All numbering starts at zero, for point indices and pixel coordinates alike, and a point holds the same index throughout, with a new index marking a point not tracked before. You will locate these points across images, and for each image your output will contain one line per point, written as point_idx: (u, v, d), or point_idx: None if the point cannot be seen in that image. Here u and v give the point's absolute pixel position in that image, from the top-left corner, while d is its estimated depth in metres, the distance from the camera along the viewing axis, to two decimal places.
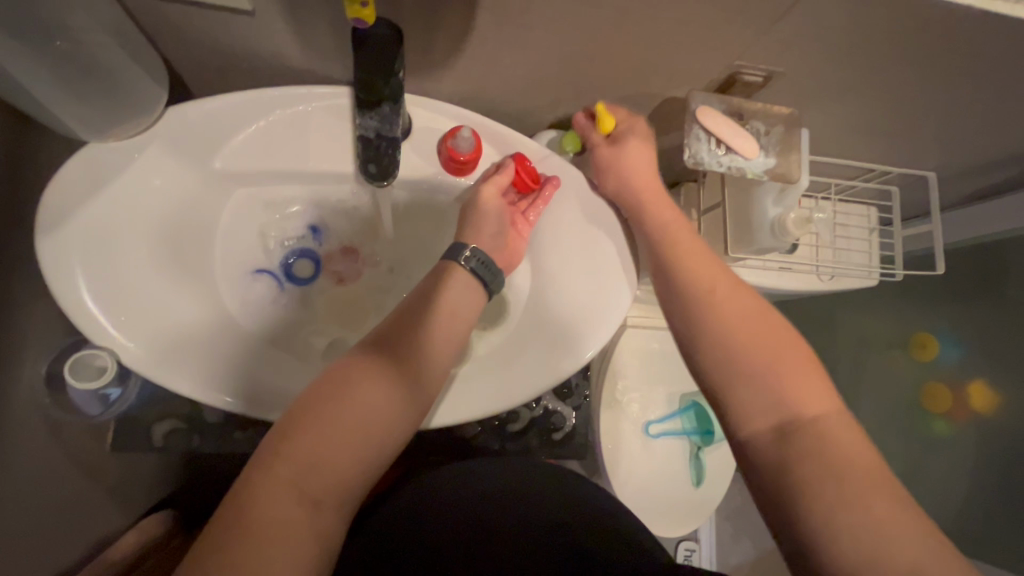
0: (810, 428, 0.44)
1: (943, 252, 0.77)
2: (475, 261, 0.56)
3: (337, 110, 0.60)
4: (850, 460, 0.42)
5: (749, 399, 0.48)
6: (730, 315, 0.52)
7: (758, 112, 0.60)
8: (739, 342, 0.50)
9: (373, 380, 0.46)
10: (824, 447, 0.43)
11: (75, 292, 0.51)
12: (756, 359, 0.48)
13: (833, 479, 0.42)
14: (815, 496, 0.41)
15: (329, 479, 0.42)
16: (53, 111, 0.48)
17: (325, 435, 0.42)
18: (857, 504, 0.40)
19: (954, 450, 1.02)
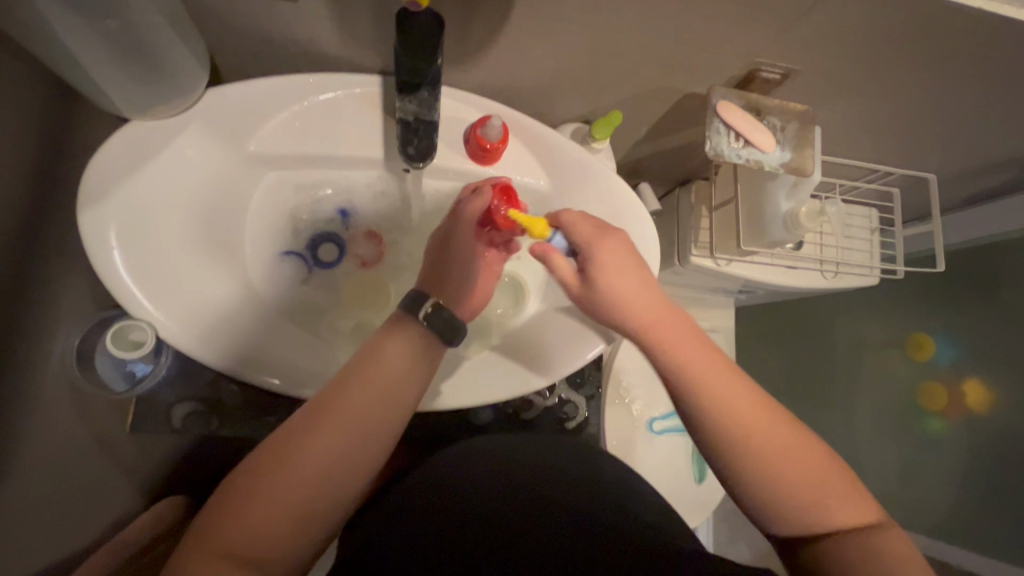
0: (784, 476, 0.49)
1: (943, 250, 0.80)
2: (434, 315, 0.54)
3: (370, 97, 0.62)
4: (821, 490, 0.49)
5: (738, 458, 0.50)
6: (712, 383, 0.53)
7: (775, 108, 0.63)
8: (723, 405, 0.52)
9: (355, 398, 0.48)
10: (795, 491, 0.49)
11: (111, 266, 0.52)
12: (735, 412, 0.51)
13: (811, 511, 0.48)
14: (791, 520, 0.48)
15: (325, 495, 0.46)
16: (98, 81, 0.50)
17: (315, 454, 0.45)
18: (831, 521, 0.48)
19: (951, 448, 1.05)
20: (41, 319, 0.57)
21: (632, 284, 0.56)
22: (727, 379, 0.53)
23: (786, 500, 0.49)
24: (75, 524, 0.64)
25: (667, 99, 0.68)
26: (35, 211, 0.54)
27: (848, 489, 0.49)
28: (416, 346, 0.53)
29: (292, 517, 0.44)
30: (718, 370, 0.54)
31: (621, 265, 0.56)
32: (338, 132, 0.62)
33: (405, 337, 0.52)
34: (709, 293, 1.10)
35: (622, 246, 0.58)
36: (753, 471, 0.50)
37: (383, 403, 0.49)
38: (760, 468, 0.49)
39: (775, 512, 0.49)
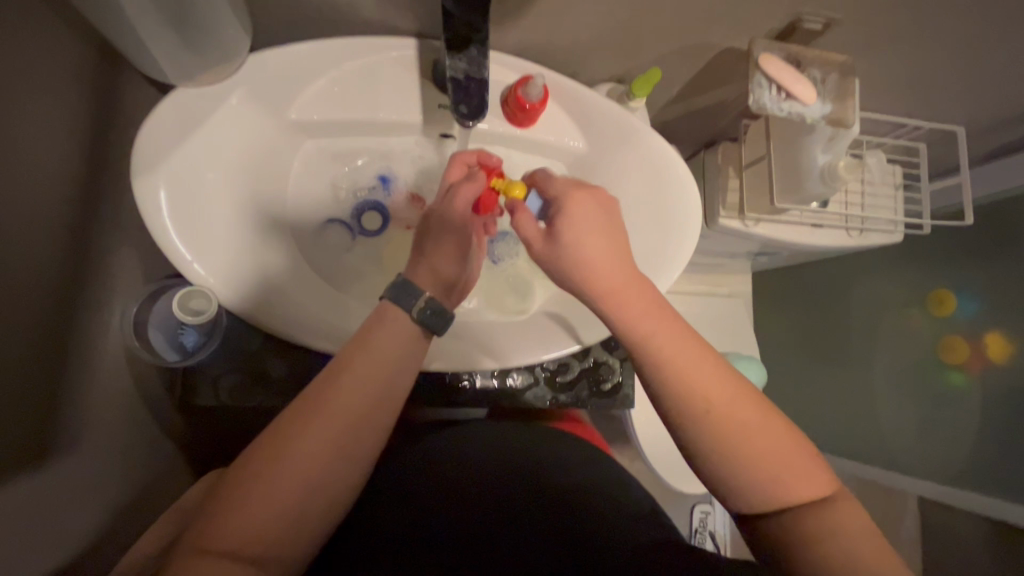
0: (744, 455, 0.46)
1: (971, 204, 0.80)
2: (425, 310, 0.51)
3: (407, 61, 0.61)
4: (786, 469, 0.45)
5: (702, 438, 0.47)
6: (683, 357, 0.48)
7: (816, 59, 0.63)
8: (684, 378, 0.48)
9: (342, 396, 0.47)
10: (762, 467, 0.46)
11: (168, 236, 0.53)
12: (695, 387, 0.47)
13: (767, 489, 0.45)
14: (746, 495, 0.46)
15: (314, 493, 0.46)
16: (143, 42, 0.49)
17: (303, 455, 0.45)
18: (790, 501, 0.45)
19: (969, 400, 1.07)
20: (98, 290, 0.57)
21: (601, 245, 0.51)
22: (713, 378, 0.48)
23: (747, 477, 0.46)
24: (143, 492, 0.66)
25: (703, 55, 0.68)
26: (89, 182, 0.54)
27: (812, 463, 0.46)
28: (401, 344, 0.51)
29: (284, 519, 0.45)
30: (686, 344, 0.50)
31: (590, 222, 0.51)
32: (377, 97, 0.62)
33: (387, 334, 0.50)
34: (731, 257, 1.11)
35: (597, 199, 0.53)
36: (717, 448, 0.46)
37: (372, 399, 0.49)
38: (723, 450, 0.46)
39: (732, 483, 0.46)
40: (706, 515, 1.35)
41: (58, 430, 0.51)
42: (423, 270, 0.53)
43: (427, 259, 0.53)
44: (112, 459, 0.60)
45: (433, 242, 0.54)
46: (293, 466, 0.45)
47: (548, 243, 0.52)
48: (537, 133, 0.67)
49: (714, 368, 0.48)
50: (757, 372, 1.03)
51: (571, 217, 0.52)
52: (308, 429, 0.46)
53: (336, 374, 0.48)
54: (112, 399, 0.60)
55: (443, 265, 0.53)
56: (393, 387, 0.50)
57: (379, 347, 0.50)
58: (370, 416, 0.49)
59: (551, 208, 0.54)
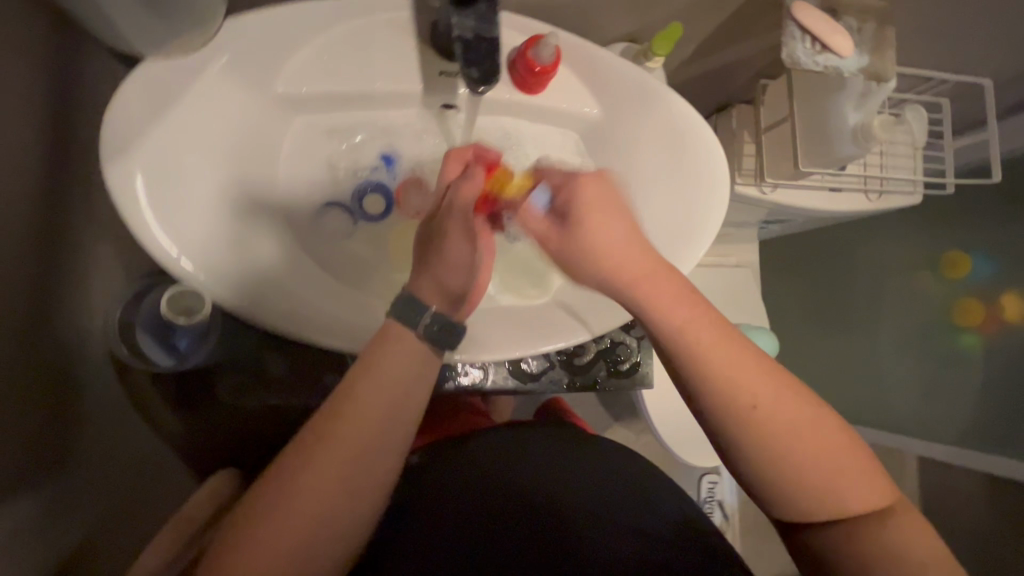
0: (800, 462, 0.44)
1: (999, 160, 0.75)
2: (431, 326, 0.47)
3: (401, 22, 0.55)
4: (836, 471, 0.44)
5: (749, 448, 0.45)
6: (727, 358, 0.45)
7: (852, 6, 0.58)
8: (731, 380, 0.45)
9: (352, 427, 0.44)
10: (814, 471, 0.44)
11: (148, 230, 0.47)
12: (746, 393, 0.45)
13: (821, 495, 0.44)
14: (801, 503, 0.44)
15: (334, 529, 0.43)
16: (106, 11, 0.44)
17: (319, 493, 0.42)
18: (836, 508, 0.44)
19: (978, 363, 1.06)
20: (74, 291, 0.52)
21: (615, 235, 0.48)
22: (761, 377, 0.45)
23: (798, 485, 0.44)
24: (145, 500, 0.63)
25: (726, 6, 0.62)
26: (54, 170, 0.48)
27: (865, 465, 0.45)
28: (413, 363, 0.47)
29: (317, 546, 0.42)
30: (729, 343, 0.46)
31: (612, 205, 0.48)
32: (371, 65, 0.56)
33: (395, 356, 0.46)
34: (738, 226, 1.07)
35: (610, 187, 0.49)
36: (764, 454, 0.44)
37: (386, 427, 0.45)
38: (779, 463, 0.44)
39: (779, 484, 0.45)
40: (713, 485, 1.34)
41: (45, 444, 0.48)
42: (429, 283, 0.48)
43: (432, 269, 0.48)
44: (106, 471, 0.56)
45: (438, 252, 0.49)
46: (307, 507, 0.42)
47: (564, 235, 0.49)
48: (547, 100, 0.61)
49: (760, 367, 0.46)
50: (769, 343, 1.00)
51: (585, 205, 0.48)
52: (323, 466, 0.42)
53: (343, 402, 0.44)
54: (100, 406, 0.56)
55: (452, 278, 0.48)
56: (406, 410, 0.46)
57: (386, 371, 0.45)
58: (386, 442, 0.45)
59: (558, 199, 0.49)
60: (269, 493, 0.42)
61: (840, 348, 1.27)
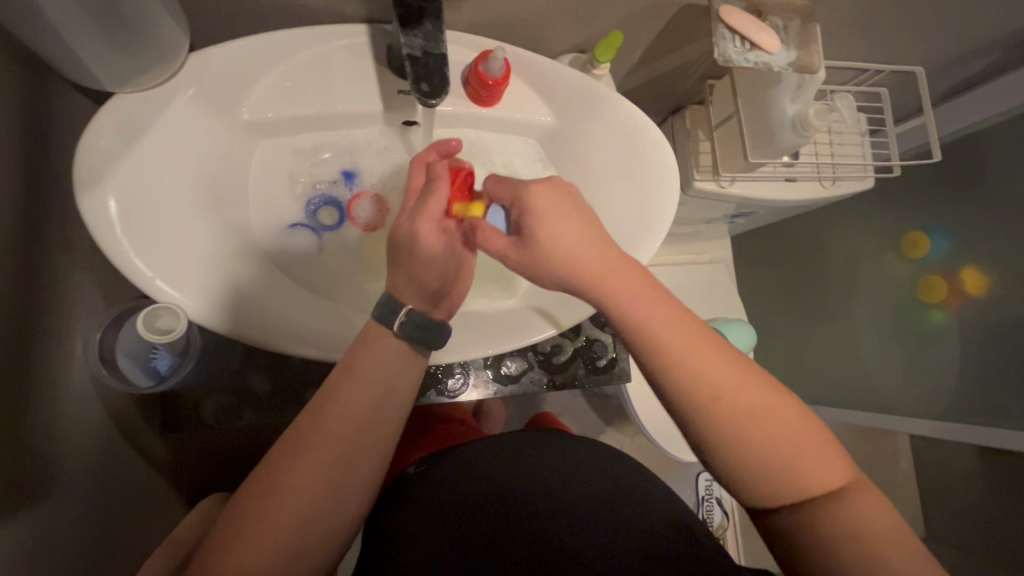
0: (764, 445, 0.45)
1: (938, 140, 0.77)
2: (409, 326, 0.49)
3: (356, 48, 0.58)
4: (798, 453, 0.45)
5: (712, 435, 0.46)
6: (682, 346, 0.47)
7: (777, 6, 0.63)
8: (690, 366, 0.46)
9: (340, 423, 0.46)
10: (779, 452, 0.45)
11: (123, 254, 0.49)
12: (704, 378, 0.46)
13: (784, 476, 0.45)
14: (770, 479, 0.45)
15: (321, 524, 0.44)
16: (73, 48, 0.46)
17: (308, 488, 0.44)
18: (794, 489, 0.45)
19: (949, 338, 1.07)
20: (58, 322, 0.54)
21: (566, 244, 0.47)
22: (720, 363, 0.47)
23: (763, 466, 0.45)
24: (135, 526, 0.63)
25: (664, 14, 0.66)
26: (35, 205, 0.51)
27: (827, 446, 0.46)
28: (396, 362, 0.49)
29: (300, 541, 0.43)
30: (685, 329, 0.48)
31: (559, 218, 0.47)
32: (332, 89, 0.59)
33: (379, 354, 0.48)
34: (706, 223, 1.10)
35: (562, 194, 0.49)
36: (732, 439, 0.45)
37: (371, 421, 0.47)
38: (747, 450, 0.45)
39: (749, 467, 0.45)
40: (710, 481, 1.35)
41: (36, 474, 0.49)
42: (407, 284, 0.50)
43: (405, 268, 0.50)
44: (95, 494, 0.57)
45: (410, 248, 0.50)
46: (295, 501, 0.43)
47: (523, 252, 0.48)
48: (503, 110, 0.65)
49: (722, 356, 0.47)
50: (747, 333, 1.03)
51: (540, 218, 0.47)
52: (312, 461, 0.44)
53: (330, 399, 0.46)
54: (88, 435, 0.57)
55: (424, 271, 0.51)
56: (390, 405, 0.49)
57: (372, 369, 0.48)
58: (371, 436, 0.47)
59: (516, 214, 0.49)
60: (261, 487, 0.43)
61: (818, 336, 1.30)
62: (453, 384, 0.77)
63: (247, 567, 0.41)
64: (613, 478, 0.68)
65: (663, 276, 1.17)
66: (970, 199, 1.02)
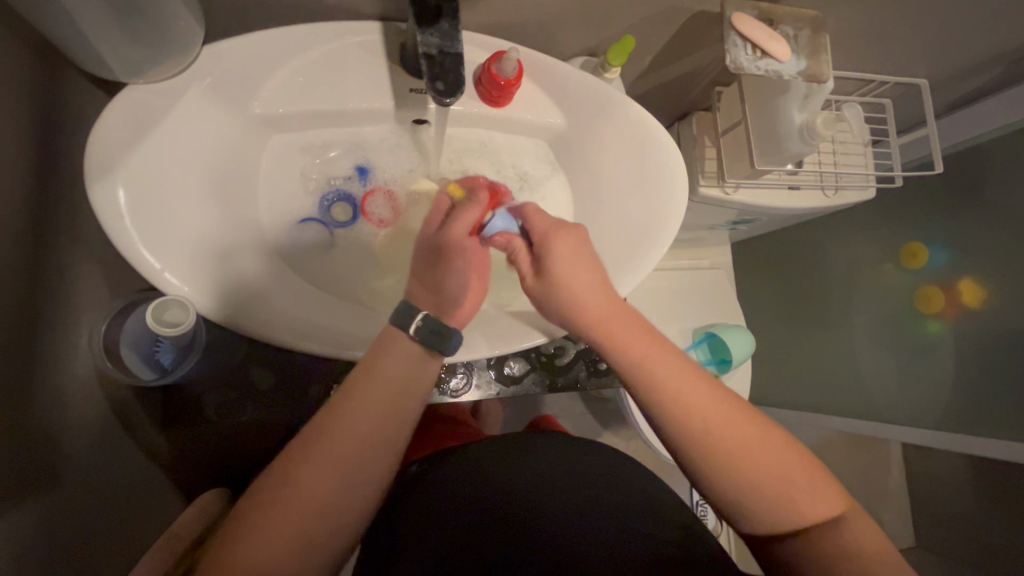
0: (755, 469, 0.47)
1: (940, 152, 0.78)
2: (425, 330, 0.49)
3: (370, 46, 0.59)
4: (785, 480, 0.47)
5: (702, 466, 0.48)
6: (673, 384, 0.50)
7: (788, 16, 0.64)
8: (681, 402, 0.49)
9: (353, 425, 0.46)
10: (772, 484, 0.47)
11: (132, 245, 0.49)
12: (695, 412, 0.49)
13: (774, 508, 0.47)
14: (766, 509, 0.47)
15: (334, 523, 0.45)
16: (88, 37, 0.46)
17: (318, 488, 0.44)
18: (793, 520, 0.47)
19: (944, 349, 1.08)
20: (64, 312, 0.54)
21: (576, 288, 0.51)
22: (710, 398, 0.49)
23: (757, 496, 0.47)
24: (131, 521, 0.63)
25: (675, 20, 0.67)
26: (44, 194, 0.51)
27: (819, 477, 0.48)
28: (412, 367, 0.49)
29: (314, 537, 0.43)
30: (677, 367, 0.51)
31: (575, 261, 0.51)
32: (344, 85, 0.59)
33: (396, 356, 0.48)
34: (708, 229, 1.11)
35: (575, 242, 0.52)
36: (726, 463, 0.47)
37: (386, 423, 0.47)
38: (742, 475, 0.47)
39: (743, 493, 0.47)
40: None
41: (34, 466, 0.48)
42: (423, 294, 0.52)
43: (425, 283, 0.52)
44: (93, 488, 0.57)
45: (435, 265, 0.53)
46: (310, 499, 0.43)
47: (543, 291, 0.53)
48: (514, 111, 0.65)
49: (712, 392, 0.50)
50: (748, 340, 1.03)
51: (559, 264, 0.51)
52: (325, 460, 0.44)
53: (347, 400, 0.47)
54: (87, 428, 0.57)
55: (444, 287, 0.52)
56: (403, 410, 0.48)
57: (388, 373, 0.48)
58: (383, 441, 0.47)
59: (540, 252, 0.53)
60: (276, 482, 0.43)
61: (816, 344, 1.31)
62: (455, 384, 0.77)
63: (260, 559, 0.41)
64: (617, 482, 0.68)
65: (665, 281, 1.17)
66: (969, 211, 1.03)
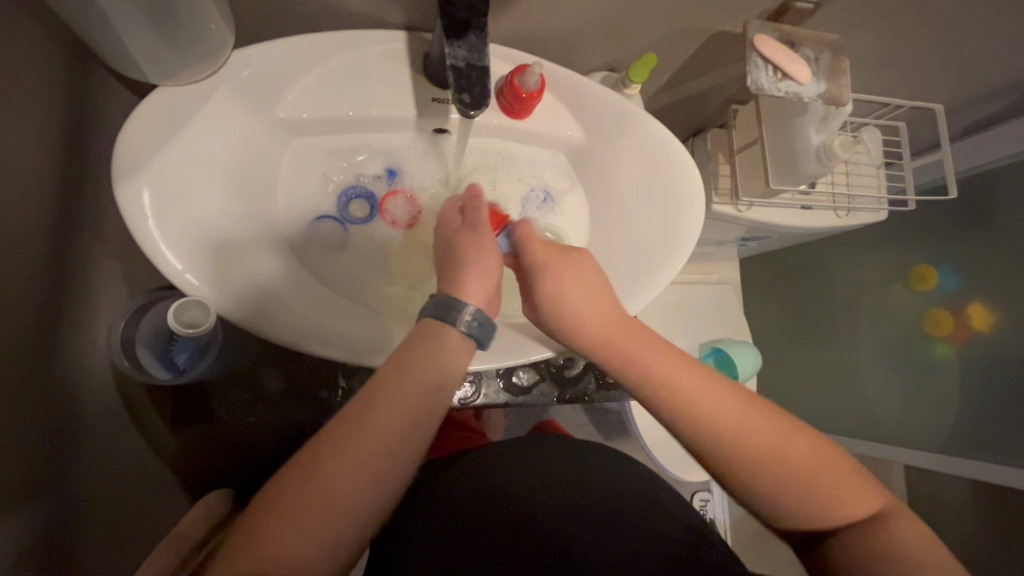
0: (772, 470, 0.48)
1: (955, 176, 0.77)
2: (472, 324, 0.50)
3: (395, 55, 0.59)
4: (811, 487, 0.48)
5: (740, 468, 0.49)
6: (688, 384, 0.51)
7: (808, 38, 0.64)
8: (705, 401, 0.50)
9: (392, 414, 0.46)
10: (807, 484, 0.48)
11: (154, 244, 0.49)
12: (721, 412, 0.49)
13: (815, 501, 0.47)
14: (804, 504, 0.48)
15: (368, 511, 0.45)
16: (123, 41, 0.48)
17: (348, 477, 0.44)
18: (838, 514, 0.47)
19: (953, 372, 1.07)
20: (78, 306, 0.54)
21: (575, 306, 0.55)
22: (736, 401, 0.50)
23: (791, 493, 0.48)
24: (138, 517, 0.63)
25: (697, 38, 0.68)
26: (64, 190, 0.52)
27: (846, 476, 0.49)
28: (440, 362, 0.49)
29: (350, 525, 0.44)
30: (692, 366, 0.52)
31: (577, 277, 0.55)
32: (369, 91, 0.59)
33: (432, 349, 0.49)
34: (717, 245, 1.11)
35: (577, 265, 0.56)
36: (734, 465, 0.49)
37: (414, 418, 0.47)
38: (736, 464, 0.49)
39: (774, 496, 0.48)
40: (705, 502, 1.34)
41: (47, 462, 0.49)
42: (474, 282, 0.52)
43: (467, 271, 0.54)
44: (103, 484, 0.57)
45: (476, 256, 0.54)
46: (344, 488, 0.43)
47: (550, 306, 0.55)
48: (533, 124, 0.65)
49: (728, 391, 0.51)
50: (754, 357, 1.02)
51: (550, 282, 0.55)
52: (358, 449, 0.44)
53: (382, 392, 0.46)
54: (99, 424, 0.57)
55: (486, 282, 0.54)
56: (437, 399, 0.48)
57: (424, 364, 0.48)
58: (414, 432, 0.47)
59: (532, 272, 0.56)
60: (310, 469, 0.43)
61: (821, 363, 1.30)
62: (464, 392, 0.76)
63: (294, 546, 0.41)
64: (624, 482, 0.68)
65: (672, 294, 1.17)
66: (980, 235, 1.03)
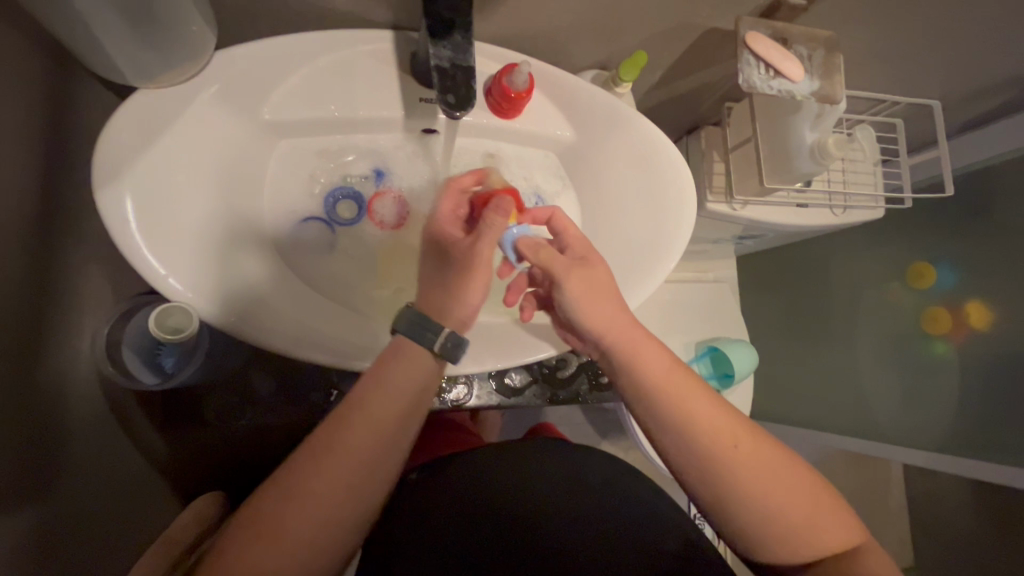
0: (754, 493, 0.48)
1: (952, 173, 0.76)
2: (447, 343, 0.50)
3: (381, 55, 0.58)
4: (796, 517, 0.47)
5: (725, 486, 0.48)
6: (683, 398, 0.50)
7: (801, 35, 0.63)
8: (690, 416, 0.49)
9: (364, 435, 0.46)
10: (791, 511, 0.47)
11: (137, 250, 0.49)
12: (712, 430, 0.49)
13: (800, 532, 0.47)
14: (783, 538, 0.47)
15: (340, 531, 0.45)
16: (102, 42, 0.47)
17: (319, 499, 0.44)
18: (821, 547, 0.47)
19: (951, 370, 1.06)
20: (62, 311, 0.54)
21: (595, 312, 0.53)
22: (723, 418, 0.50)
23: (774, 524, 0.47)
24: (128, 523, 0.63)
25: (689, 36, 0.67)
26: (46, 195, 0.51)
27: (830, 513, 0.48)
28: (420, 378, 0.49)
29: (321, 546, 0.44)
30: (684, 380, 0.51)
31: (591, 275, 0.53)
32: (355, 92, 0.58)
33: (402, 367, 0.49)
34: (713, 243, 1.10)
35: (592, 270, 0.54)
36: (721, 484, 0.48)
37: (386, 437, 0.47)
38: (722, 485, 0.48)
39: (754, 523, 0.48)
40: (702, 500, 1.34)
41: (34, 470, 0.49)
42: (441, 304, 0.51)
43: (450, 291, 0.52)
44: (91, 491, 0.57)
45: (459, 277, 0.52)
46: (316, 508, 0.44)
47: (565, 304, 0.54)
48: (523, 123, 0.64)
49: (719, 409, 0.51)
50: (752, 356, 1.02)
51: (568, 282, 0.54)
52: (330, 470, 0.45)
53: (354, 412, 0.47)
54: (85, 430, 0.57)
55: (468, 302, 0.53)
56: (409, 417, 0.49)
57: (396, 383, 0.48)
58: (386, 451, 0.47)
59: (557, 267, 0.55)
60: (282, 491, 0.44)
61: (818, 361, 1.29)
62: (456, 394, 0.75)
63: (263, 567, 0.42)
64: (616, 486, 0.67)
65: (668, 293, 1.16)
66: (979, 232, 1.02)
